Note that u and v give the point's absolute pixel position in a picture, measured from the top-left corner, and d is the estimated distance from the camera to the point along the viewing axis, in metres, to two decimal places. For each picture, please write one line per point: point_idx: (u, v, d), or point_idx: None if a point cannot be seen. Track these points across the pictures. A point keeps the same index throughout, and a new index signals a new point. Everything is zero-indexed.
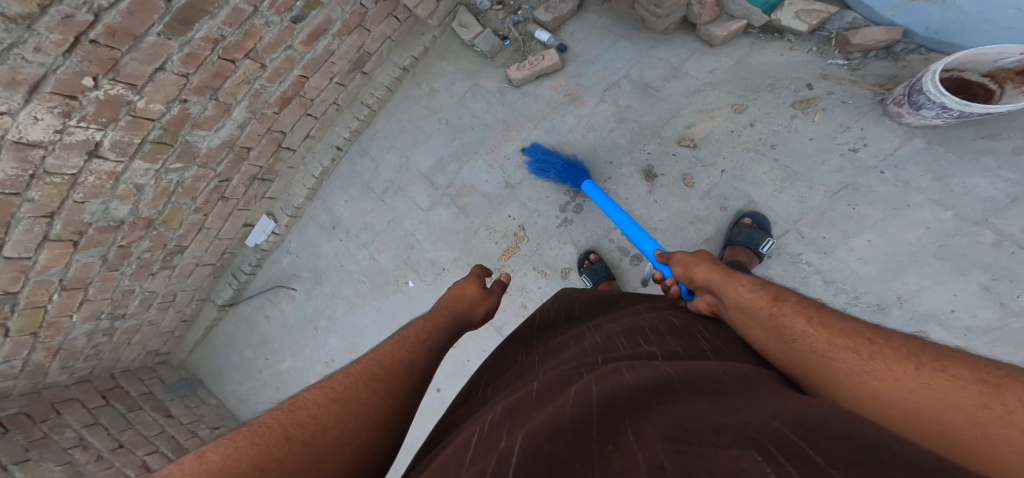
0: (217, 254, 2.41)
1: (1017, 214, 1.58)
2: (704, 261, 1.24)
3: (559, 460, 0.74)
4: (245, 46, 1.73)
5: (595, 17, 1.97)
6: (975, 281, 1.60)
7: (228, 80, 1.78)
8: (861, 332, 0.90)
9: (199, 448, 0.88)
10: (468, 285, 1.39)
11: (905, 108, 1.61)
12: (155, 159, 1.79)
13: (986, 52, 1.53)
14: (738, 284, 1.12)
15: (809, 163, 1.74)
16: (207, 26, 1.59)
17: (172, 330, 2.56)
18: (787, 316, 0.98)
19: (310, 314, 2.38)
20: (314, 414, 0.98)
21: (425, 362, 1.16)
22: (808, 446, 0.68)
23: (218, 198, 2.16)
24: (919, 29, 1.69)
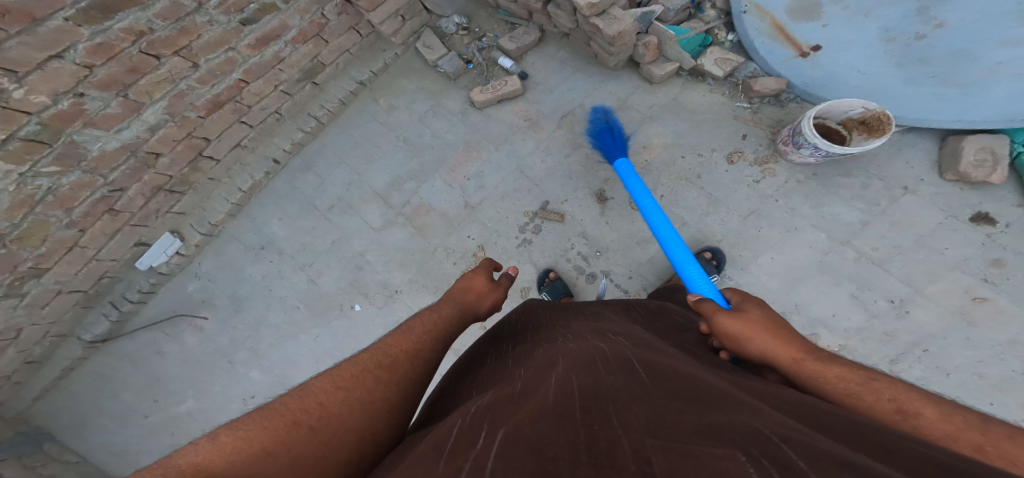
0: (92, 279, 2.01)
1: (869, 235, 1.88)
2: (758, 332, 0.95)
3: (542, 443, 0.66)
4: (176, 43, 1.57)
5: (555, 50, 2.12)
6: (846, 290, 1.86)
7: (146, 77, 1.58)
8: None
9: (212, 430, 0.76)
10: (476, 278, 1.23)
11: (790, 147, 1.87)
12: (22, 160, 1.51)
13: (839, 105, 1.80)
14: (830, 365, 0.86)
15: (726, 192, 1.96)
16: (133, 17, 1.44)
17: (8, 375, 2.02)
18: (945, 439, 0.72)
19: (223, 345, 2.10)
20: (321, 401, 0.84)
21: (433, 353, 1.00)
22: (786, 445, 0.62)
23: (105, 210, 1.84)
24: (796, 82, 1.98)
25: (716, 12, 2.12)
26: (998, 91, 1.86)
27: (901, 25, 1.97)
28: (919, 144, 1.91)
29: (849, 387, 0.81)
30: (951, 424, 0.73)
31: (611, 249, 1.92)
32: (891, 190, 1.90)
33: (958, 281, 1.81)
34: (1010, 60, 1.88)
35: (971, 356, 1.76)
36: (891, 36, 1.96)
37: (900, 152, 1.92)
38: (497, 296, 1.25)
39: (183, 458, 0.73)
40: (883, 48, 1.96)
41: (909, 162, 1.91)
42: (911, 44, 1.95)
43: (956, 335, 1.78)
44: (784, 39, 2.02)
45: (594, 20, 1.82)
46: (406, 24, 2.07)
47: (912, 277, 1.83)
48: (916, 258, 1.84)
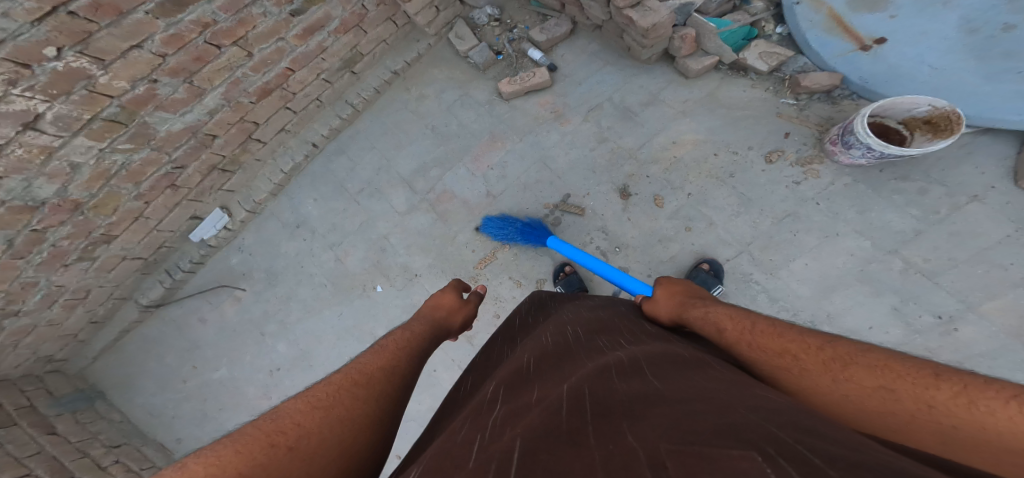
0: (152, 247, 2.21)
1: (919, 245, 1.73)
2: (665, 293, 1.23)
3: (559, 463, 0.65)
4: (235, 33, 1.72)
5: (585, 43, 2.12)
6: (887, 302, 1.72)
7: (208, 65, 1.74)
8: (788, 349, 0.88)
9: (179, 460, 0.76)
10: (446, 295, 1.30)
11: (838, 147, 1.76)
12: (103, 137, 1.67)
13: (902, 101, 1.68)
14: (696, 310, 1.11)
15: (761, 192, 1.87)
16: (201, 10, 1.59)
17: (76, 333, 2.24)
18: (729, 340, 0.97)
19: (256, 317, 2.23)
20: (298, 422, 0.84)
21: (408, 369, 1.03)
22: (807, 448, 0.59)
23: (167, 186, 2.02)
24: (853, 77, 1.87)
25: (764, 4, 2.02)
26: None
27: (982, 15, 1.80)
28: (993, 149, 1.75)
29: (696, 319, 1.08)
30: (737, 330, 0.97)
31: (632, 245, 1.90)
32: (954, 197, 1.74)
33: (1018, 300, 1.64)
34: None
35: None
36: (970, 28, 1.80)
37: (970, 156, 1.75)
38: (467, 312, 1.32)
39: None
40: (958, 40, 1.80)
41: (978, 167, 1.74)
42: (993, 37, 1.78)
43: (1009, 356, 1.63)
44: (843, 31, 1.90)
45: (628, 11, 1.82)
46: (439, 15, 2.15)
47: (965, 293, 1.68)
48: (973, 273, 1.68)
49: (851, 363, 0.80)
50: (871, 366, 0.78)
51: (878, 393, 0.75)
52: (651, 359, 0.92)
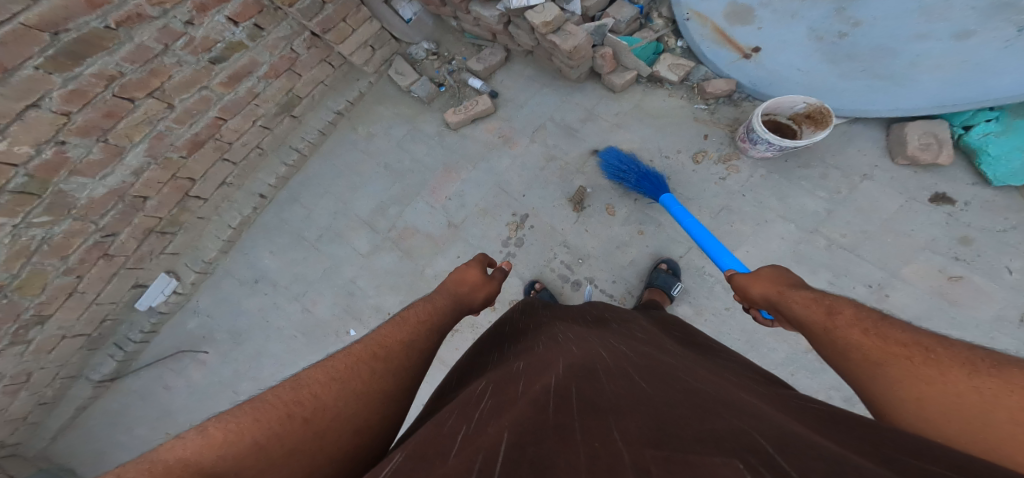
0: (94, 322, 2.09)
1: (836, 223, 1.96)
2: (758, 277, 1.12)
3: (544, 457, 0.67)
4: (149, 85, 1.71)
5: (521, 68, 2.24)
6: (823, 278, 1.92)
7: (123, 121, 1.71)
8: (919, 340, 0.79)
9: (200, 423, 0.77)
10: (471, 270, 1.29)
11: (747, 143, 1.98)
12: (14, 212, 1.63)
13: (783, 101, 1.92)
14: (799, 298, 1.00)
15: (696, 191, 2.05)
16: (101, 62, 1.57)
17: (24, 417, 2.08)
18: (842, 327, 0.87)
19: (226, 377, 2.17)
20: (315, 393, 0.86)
21: (426, 343, 1.04)
22: (782, 457, 0.63)
23: (100, 256, 1.94)
24: (744, 82, 2.10)
25: (663, 21, 2.22)
26: (927, 81, 1.93)
27: (824, 25, 2.05)
28: (868, 135, 2.01)
29: (801, 306, 0.98)
30: (855, 316, 0.88)
31: (593, 255, 2.00)
32: (849, 178, 1.99)
33: (930, 261, 1.87)
34: (931, 51, 1.94)
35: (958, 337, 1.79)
36: (818, 36, 2.05)
37: (850, 140, 2.02)
38: (491, 288, 1.32)
39: (170, 453, 0.73)
40: (812, 48, 2.05)
41: (860, 149, 2.01)
42: (836, 43, 2.03)
43: (938, 316, 1.82)
44: (727, 42, 2.14)
45: (551, 37, 1.94)
46: (376, 54, 2.24)
47: (885, 261, 1.90)
48: (882, 242, 1.92)
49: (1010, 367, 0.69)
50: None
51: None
52: (638, 374, 0.95)
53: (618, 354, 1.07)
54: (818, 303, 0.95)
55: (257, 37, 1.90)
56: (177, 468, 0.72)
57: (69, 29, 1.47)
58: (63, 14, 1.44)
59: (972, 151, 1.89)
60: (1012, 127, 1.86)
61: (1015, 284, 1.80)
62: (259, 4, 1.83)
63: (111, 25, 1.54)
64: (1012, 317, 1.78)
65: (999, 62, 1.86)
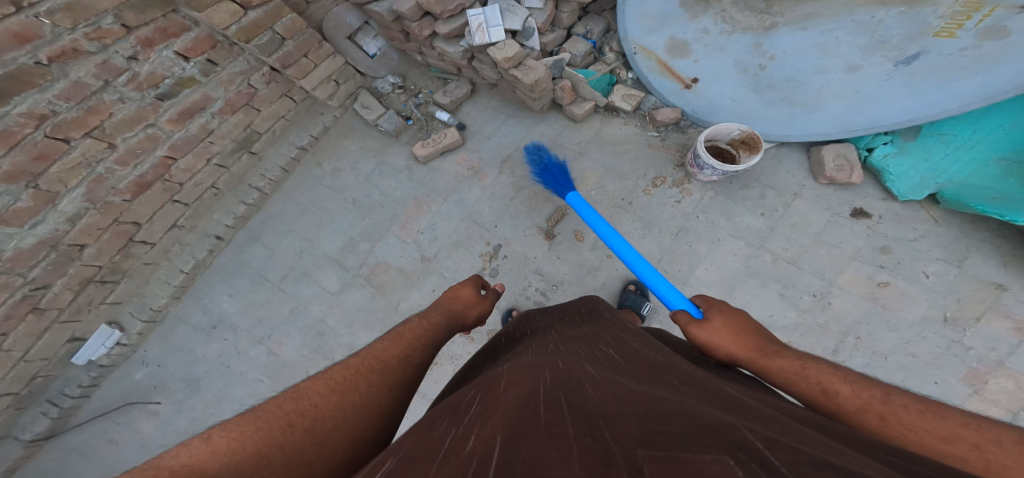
0: (23, 380, 1.89)
1: (779, 238, 2.14)
2: (717, 336, 1.09)
3: (538, 456, 0.67)
4: (86, 124, 1.58)
5: (486, 100, 2.31)
6: (774, 290, 2.08)
7: (56, 164, 1.57)
8: (956, 433, 0.80)
9: (206, 431, 0.82)
10: (464, 289, 1.34)
11: (695, 168, 2.13)
12: None
13: (720, 129, 2.10)
14: (783, 362, 1.01)
15: (655, 213, 2.17)
16: (31, 100, 1.45)
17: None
18: (857, 412, 0.87)
19: (180, 430, 2.02)
20: (315, 403, 0.91)
21: (420, 358, 1.09)
22: (768, 450, 0.65)
23: (29, 309, 1.76)
24: (687, 111, 2.27)
25: (614, 55, 2.36)
26: (831, 108, 2.15)
27: (747, 57, 2.24)
28: (793, 156, 2.25)
29: (787, 375, 0.97)
30: (860, 399, 0.88)
31: (565, 281, 2.04)
32: (784, 196, 2.19)
33: (861, 270, 2.08)
34: (832, 82, 2.15)
35: (896, 338, 1.99)
36: (743, 68, 2.24)
37: (780, 162, 2.24)
38: (484, 308, 1.36)
39: (176, 459, 0.78)
40: (738, 79, 2.25)
41: (789, 171, 2.22)
42: (757, 74, 2.23)
43: (875, 319, 2.02)
44: (670, 74, 2.29)
45: (513, 71, 2.00)
46: (341, 88, 2.23)
47: (826, 272, 2.09)
48: (821, 254, 2.11)
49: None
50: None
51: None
52: (624, 371, 0.96)
53: (604, 354, 1.08)
54: (807, 380, 0.94)
55: (210, 72, 1.81)
56: (181, 473, 0.77)
57: None
58: None
59: (877, 170, 2.14)
60: (905, 148, 2.12)
61: (934, 287, 2.02)
62: (212, 39, 1.75)
63: (43, 61, 1.42)
64: (937, 317, 1.99)
65: (884, 91, 2.08)
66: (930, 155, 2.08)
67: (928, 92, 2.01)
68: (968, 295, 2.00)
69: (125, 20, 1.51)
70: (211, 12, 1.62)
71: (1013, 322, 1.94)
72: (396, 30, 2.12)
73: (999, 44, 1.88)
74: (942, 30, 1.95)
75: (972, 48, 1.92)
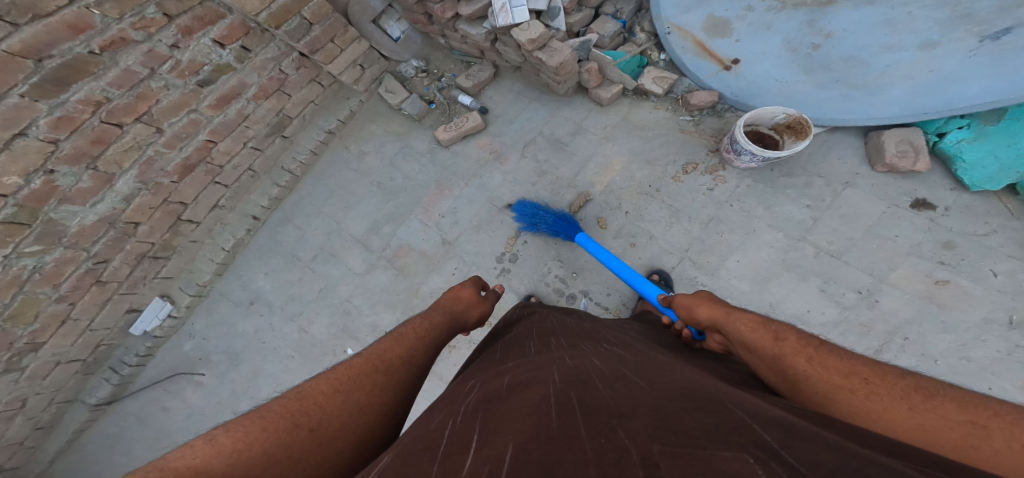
0: (89, 348, 2.09)
1: (822, 230, 1.99)
2: (701, 300, 1.19)
3: (551, 458, 0.63)
4: (136, 109, 1.70)
5: (509, 83, 2.30)
6: (814, 285, 1.94)
7: (112, 147, 1.71)
8: (856, 370, 0.85)
9: (210, 431, 0.83)
10: (464, 290, 1.35)
11: (732, 154, 2.01)
12: (4, 241, 1.62)
13: (763, 112, 1.97)
14: (741, 317, 1.06)
15: (685, 200, 2.07)
16: (87, 88, 1.57)
17: (21, 441, 2.07)
18: (789, 355, 0.91)
19: (223, 399, 2.16)
20: (320, 403, 0.92)
21: (423, 357, 1.11)
22: (788, 451, 0.60)
23: (92, 282, 1.94)
24: (726, 93, 2.14)
25: (645, 36, 2.26)
26: (898, 91, 1.96)
27: (798, 36, 2.09)
28: (845, 142, 2.07)
29: (750, 326, 1.02)
30: (798, 344, 0.92)
31: (586, 269, 2.04)
32: (831, 185, 2.03)
33: (916, 266, 1.89)
34: (900, 61, 1.97)
35: (953, 341, 1.81)
36: (793, 48, 2.09)
37: (828, 148, 2.07)
38: (483, 308, 1.37)
39: (181, 460, 0.79)
40: (786, 59, 2.10)
41: (841, 158, 2.05)
42: (810, 54, 2.08)
43: (930, 320, 1.84)
44: (707, 55, 2.17)
45: (536, 53, 1.97)
46: (366, 72, 2.28)
47: (873, 268, 1.92)
48: (869, 248, 1.94)
49: (934, 395, 0.78)
50: (957, 400, 0.76)
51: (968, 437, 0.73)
52: (634, 368, 0.93)
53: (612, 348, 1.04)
54: (764, 327, 1.00)
55: (244, 59, 1.90)
56: (187, 474, 0.78)
57: (52, 55, 1.46)
58: (46, 40, 1.43)
59: (947, 157, 1.94)
60: (983, 133, 1.90)
61: (1002, 287, 1.82)
62: (245, 26, 1.83)
63: (95, 50, 1.53)
64: (1002, 320, 1.80)
65: (965, 71, 1.88)
66: (1012, 141, 1.86)
67: (1016, 71, 1.80)
68: None
69: (166, 9, 1.61)
70: None
71: None
72: (419, 13, 2.13)
73: None
74: None
75: None
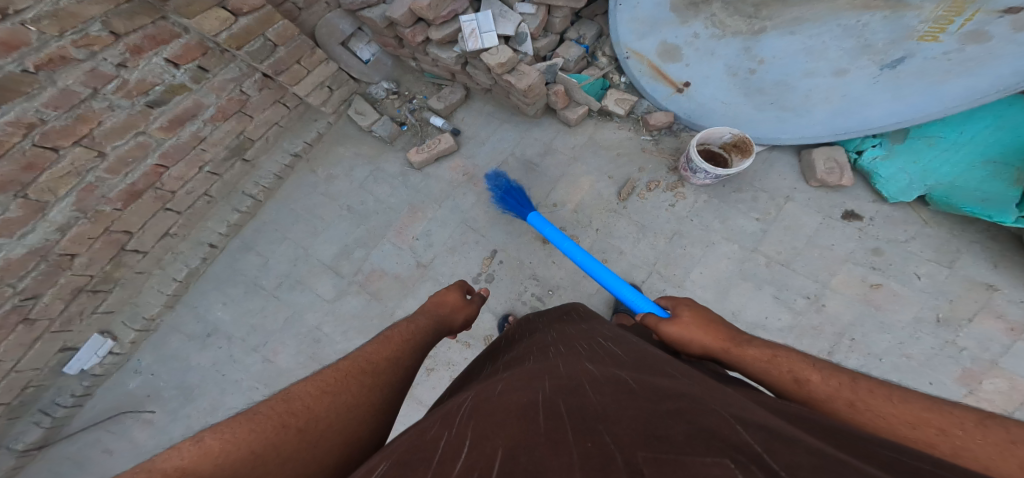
0: (13, 392, 1.85)
1: (773, 241, 2.15)
2: (688, 325, 1.14)
3: (538, 462, 0.64)
4: (75, 132, 1.56)
5: (480, 105, 2.33)
6: (769, 292, 2.10)
7: (45, 173, 1.55)
8: (926, 419, 0.80)
9: (197, 433, 0.79)
10: (449, 294, 1.35)
11: (689, 172, 2.14)
12: None
13: (711, 132, 2.12)
14: (753, 349, 1.03)
15: (649, 216, 2.18)
16: (20, 108, 1.43)
17: None
18: (826, 399, 0.88)
19: (174, 441, 1.99)
20: (308, 404, 0.89)
21: (410, 359, 1.08)
22: (768, 453, 0.62)
23: (18, 321, 1.73)
24: (681, 114, 2.30)
25: (607, 60, 2.38)
26: (820, 112, 2.18)
27: (738, 61, 2.26)
28: (784, 159, 2.27)
29: (761, 364, 0.99)
30: (830, 386, 0.89)
31: (562, 286, 2.08)
32: (776, 199, 2.20)
33: (854, 271, 2.09)
34: (819, 86, 2.17)
35: (889, 339, 2.01)
36: (733, 72, 2.27)
37: (772, 166, 2.26)
38: (469, 311, 1.38)
39: (167, 462, 0.75)
40: (729, 83, 2.27)
41: (781, 174, 2.24)
42: (747, 78, 2.25)
43: (868, 320, 2.04)
44: (662, 78, 2.32)
45: (506, 77, 2.01)
46: (334, 94, 2.23)
47: (819, 274, 2.10)
48: (815, 255, 2.12)
49: None
50: None
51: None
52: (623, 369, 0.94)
53: (602, 351, 1.06)
54: (782, 367, 0.96)
55: (201, 79, 1.80)
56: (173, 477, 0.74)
57: None
58: None
59: (867, 173, 2.17)
60: (894, 150, 2.14)
61: (926, 288, 2.04)
62: (202, 46, 1.75)
63: (29, 68, 1.40)
64: (930, 318, 2.01)
65: (871, 95, 2.10)
66: (918, 158, 2.10)
67: (916, 95, 2.02)
68: (959, 296, 2.02)
69: (113, 27, 1.50)
70: (201, 20, 1.62)
71: (1006, 323, 1.97)
72: (390, 36, 2.12)
73: (981, 47, 1.88)
74: (926, 34, 1.95)
75: (955, 51, 1.92)
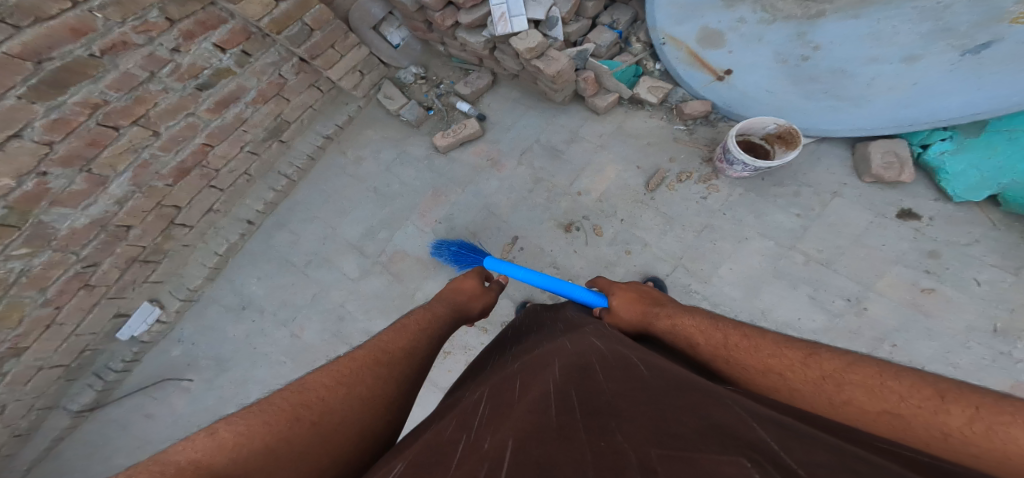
0: (72, 353, 2.05)
1: (811, 239, 2.03)
2: (620, 303, 1.31)
3: (550, 460, 0.63)
4: (133, 112, 1.69)
5: (507, 91, 2.33)
6: (804, 293, 1.98)
7: (107, 149, 1.69)
8: (770, 366, 0.95)
9: (212, 425, 0.82)
10: (466, 281, 1.41)
11: (725, 164, 2.05)
12: None
13: (754, 122, 2.01)
14: (662, 321, 1.19)
15: (678, 208, 2.11)
16: (87, 90, 1.55)
17: None
18: (706, 357, 1.04)
19: (210, 406, 2.13)
20: (322, 396, 0.92)
21: (426, 349, 1.13)
22: (781, 447, 0.60)
23: (80, 286, 1.91)
24: (719, 103, 2.20)
25: (641, 45, 2.31)
26: (882, 103, 2.02)
27: (788, 48, 2.13)
28: (834, 152, 2.12)
29: (664, 333, 1.15)
30: (710, 345, 1.05)
31: (581, 275, 2.05)
32: (821, 195, 2.07)
33: (902, 275, 1.94)
34: (884, 73, 2.01)
35: (938, 348, 1.85)
36: (783, 59, 2.14)
37: (818, 158, 2.12)
38: (485, 300, 1.43)
39: (182, 455, 0.78)
40: (776, 70, 2.14)
41: (828, 168, 2.10)
42: (799, 66, 2.12)
43: (914, 328, 1.88)
44: (700, 65, 2.22)
45: (535, 62, 2.00)
46: (365, 78, 2.29)
47: (861, 276, 1.96)
48: (857, 256, 1.98)
49: (845, 383, 0.86)
50: (866, 384, 0.84)
51: (882, 419, 0.80)
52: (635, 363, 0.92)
53: (614, 345, 1.04)
54: (680, 334, 1.12)
55: (244, 63, 1.90)
56: (189, 469, 0.77)
57: (52, 58, 1.45)
58: (46, 42, 1.42)
59: (930, 169, 2.00)
60: (965, 145, 1.95)
61: (984, 295, 1.87)
62: (247, 31, 1.84)
63: (96, 53, 1.52)
64: (986, 328, 1.84)
65: (944, 85, 1.92)
66: (991, 154, 1.91)
67: (995, 86, 1.85)
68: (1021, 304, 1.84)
69: (168, 13, 1.60)
70: (245, 5, 1.70)
71: None
72: (419, 20, 2.17)
73: None
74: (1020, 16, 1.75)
75: None
